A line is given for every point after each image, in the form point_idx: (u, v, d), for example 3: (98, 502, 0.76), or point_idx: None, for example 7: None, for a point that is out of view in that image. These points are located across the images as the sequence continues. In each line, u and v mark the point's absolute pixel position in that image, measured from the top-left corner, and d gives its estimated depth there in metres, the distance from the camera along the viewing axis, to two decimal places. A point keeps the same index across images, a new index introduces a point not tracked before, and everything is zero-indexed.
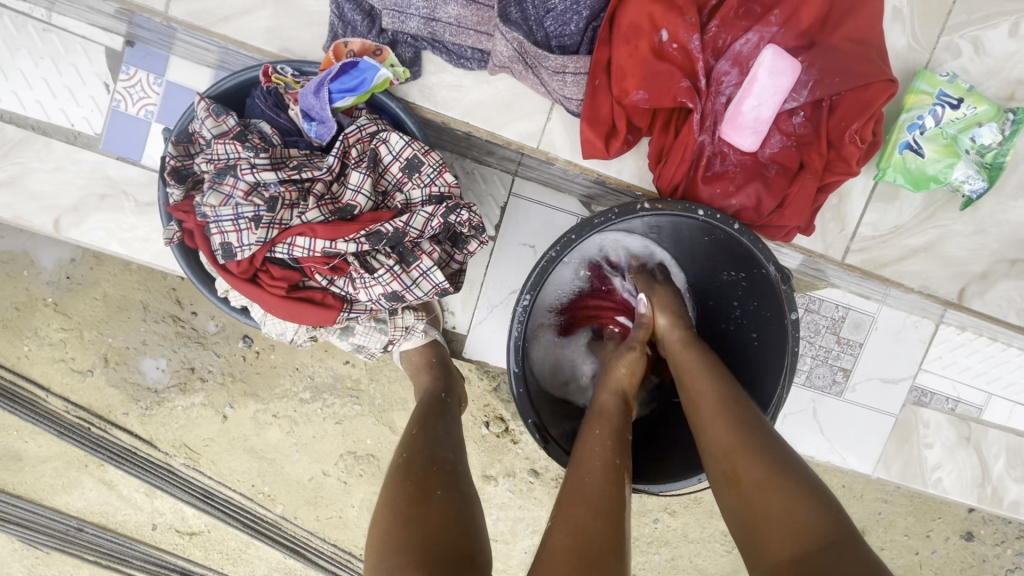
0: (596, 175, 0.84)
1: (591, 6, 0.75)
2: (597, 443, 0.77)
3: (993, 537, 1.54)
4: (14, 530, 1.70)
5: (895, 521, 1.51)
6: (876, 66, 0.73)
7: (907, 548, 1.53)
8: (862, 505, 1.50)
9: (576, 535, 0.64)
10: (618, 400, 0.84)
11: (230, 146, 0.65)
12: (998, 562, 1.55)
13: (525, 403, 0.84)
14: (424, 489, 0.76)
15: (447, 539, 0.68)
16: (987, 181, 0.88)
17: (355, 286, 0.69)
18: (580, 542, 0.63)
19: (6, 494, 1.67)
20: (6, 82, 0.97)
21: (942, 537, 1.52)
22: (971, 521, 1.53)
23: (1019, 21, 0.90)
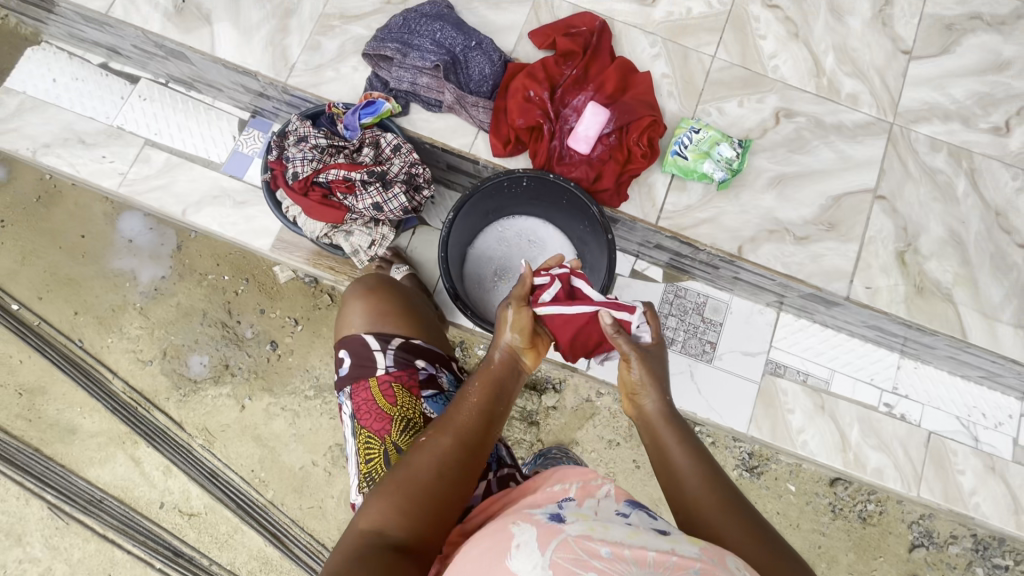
0: (502, 167, 1.36)
1: (495, 79, 1.34)
2: (473, 395, 0.87)
3: None
4: (49, 498, 2.02)
5: (836, 556, 1.74)
6: (648, 110, 1.31)
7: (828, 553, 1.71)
8: (803, 538, 1.75)
9: (436, 463, 0.79)
10: (506, 360, 0.94)
11: (306, 129, 1.24)
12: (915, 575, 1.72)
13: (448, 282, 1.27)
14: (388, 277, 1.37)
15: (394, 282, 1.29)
16: (728, 175, 1.33)
17: (357, 200, 1.22)
18: (434, 472, 0.78)
19: (53, 463, 2.03)
20: (179, 133, 1.67)
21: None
22: (913, 564, 1.73)
23: (779, 94, 1.43)
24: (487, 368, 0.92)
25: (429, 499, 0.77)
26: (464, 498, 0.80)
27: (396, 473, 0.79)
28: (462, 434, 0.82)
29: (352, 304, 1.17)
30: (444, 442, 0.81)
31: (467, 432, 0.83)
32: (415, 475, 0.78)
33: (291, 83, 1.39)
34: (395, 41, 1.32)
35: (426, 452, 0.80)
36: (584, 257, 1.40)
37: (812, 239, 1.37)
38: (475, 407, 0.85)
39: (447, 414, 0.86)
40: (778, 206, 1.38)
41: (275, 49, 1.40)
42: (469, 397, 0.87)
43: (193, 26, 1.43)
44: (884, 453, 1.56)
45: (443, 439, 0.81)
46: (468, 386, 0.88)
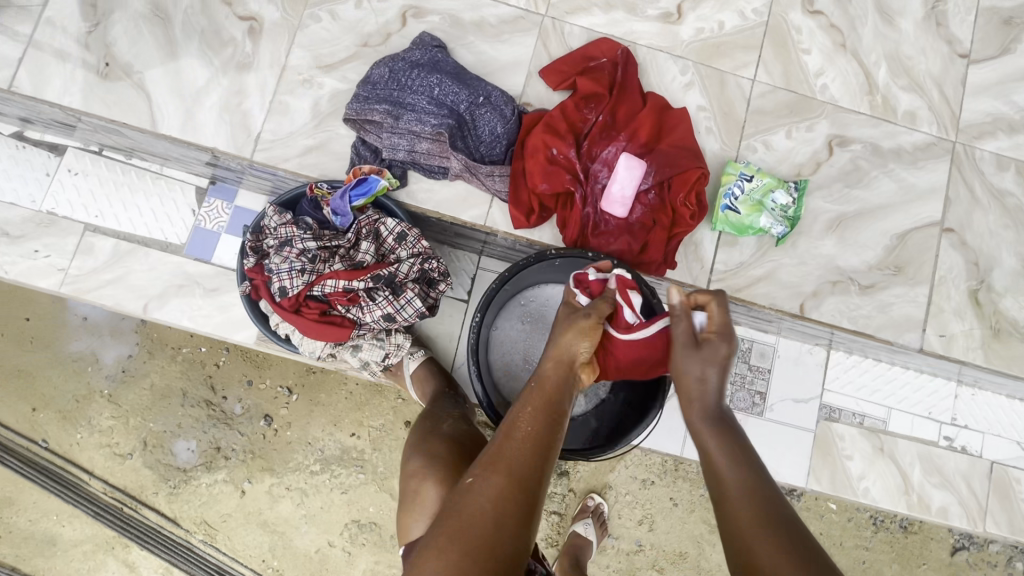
0: (526, 240, 1.15)
1: (508, 138, 1.12)
2: (524, 419, 0.85)
3: None
4: None
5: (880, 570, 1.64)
6: (692, 160, 1.11)
7: None
8: (846, 556, 1.64)
9: (490, 510, 0.74)
10: (559, 367, 0.93)
11: (289, 229, 1.01)
12: None
13: (482, 391, 1.11)
14: (442, 412, 1.15)
15: (463, 434, 1.10)
16: (787, 228, 1.15)
17: (363, 312, 1.01)
18: (495, 516, 0.74)
19: None
20: (126, 213, 1.39)
21: None
22: (955, 567, 1.66)
23: (828, 119, 1.25)
24: (538, 386, 0.90)
25: (487, 550, 0.71)
26: (523, 552, 0.73)
27: (447, 517, 0.74)
28: (515, 472, 0.78)
29: (429, 496, 0.97)
30: (494, 481, 0.76)
31: (515, 466, 0.78)
32: (473, 526, 0.73)
33: (258, 157, 1.13)
34: (384, 101, 1.09)
35: (478, 494, 0.75)
36: None
37: (879, 287, 1.22)
38: (525, 437, 0.82)
39: (496, 448, 0.81)
40: (840, 253, 1.22)
41: (232, 116, 1.15)
42: (519, 426, 0.84)
43: (122, 93, 1.14)
44: (946, 490, 1.48)
45: (496, 479, 0.77)
46: (517, 411, 0.86)
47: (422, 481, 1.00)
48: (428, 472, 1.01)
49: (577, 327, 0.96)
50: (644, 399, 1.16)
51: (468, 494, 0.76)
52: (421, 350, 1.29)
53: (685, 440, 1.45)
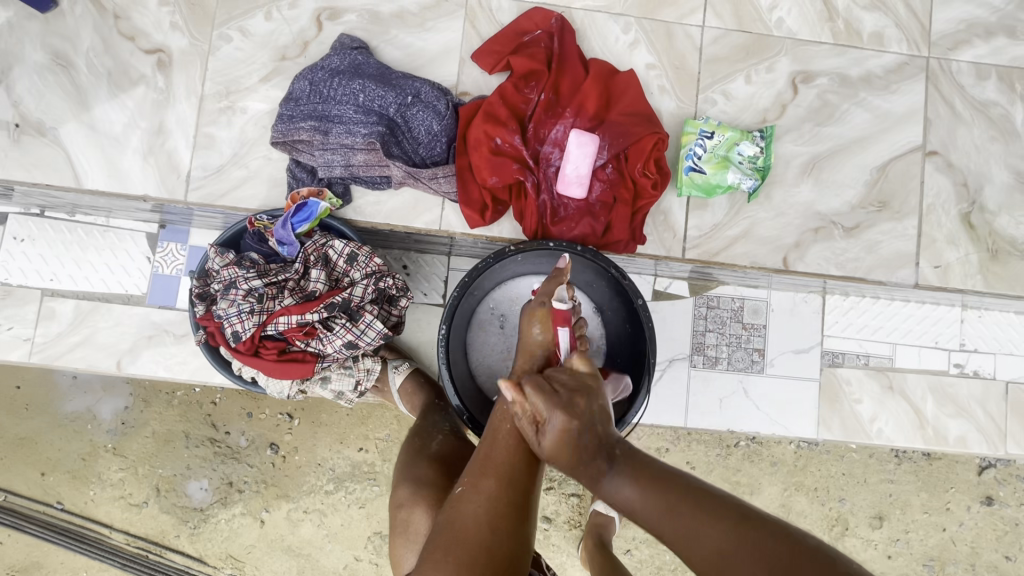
0: (484, 238, 1.09)
1: (448, 134, 1.05)
2: (508, 421, 0.87)
3: (1014, 497, 1.62)
4: None
5: (908, 501, 1.60)
6: (644, 126, 1.03)
7: (932, 526, 1.61)
8: (871, 491, 1.60)
9: (484, 515, 0.77)
10: (535, 360, 0.94)
11: (232, 270, 0.96)
12: None
13: (460, 402, 1.06)
14: (431, 429, 1.13)
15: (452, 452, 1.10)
16: (758, 180, 1.08)
17: (324, 343, 0.97)
18: (492, 519, 0.76)
19: None
20: (80, 271, 1.35)
21: (961, 508, 1.60)
22: (985, 486, 1.62)
23: (787, 55, 1.16)
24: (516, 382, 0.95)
25: (490, 553, 0.74)
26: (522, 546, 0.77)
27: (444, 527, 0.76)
28: (504, 473, 0.81)
29: (421, 524, 0.98)
30: (484, 487, 0.80)
31: (501, 471, 0.81)
32: (471, 532, 0.75)
33: (193, 198, 1.09)
34: (310, 118, 1.02)
35: (470, 502, 0.78)
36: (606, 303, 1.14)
37: (864, 226, 1.15)
38: (510, 443, 0.85)
39: (485, 452, 0.84)
40: (818, 197, 1.15)
41: (159, 158, 1.09)
42: (502, 433, 0.86)
43: (41, 153, 1.09)
44: (964, 419, 1.44)
45: (488, 483, 0.80)
46: (500, 414, 0.88)
47: (413, 509, 1.00)
48: (417, 499, 1.02)
49: (541, 317, 0.96)
50: (629, 380, 1.11)
51: (463, 503, 0.78)
52: (404, 361, 1.23)
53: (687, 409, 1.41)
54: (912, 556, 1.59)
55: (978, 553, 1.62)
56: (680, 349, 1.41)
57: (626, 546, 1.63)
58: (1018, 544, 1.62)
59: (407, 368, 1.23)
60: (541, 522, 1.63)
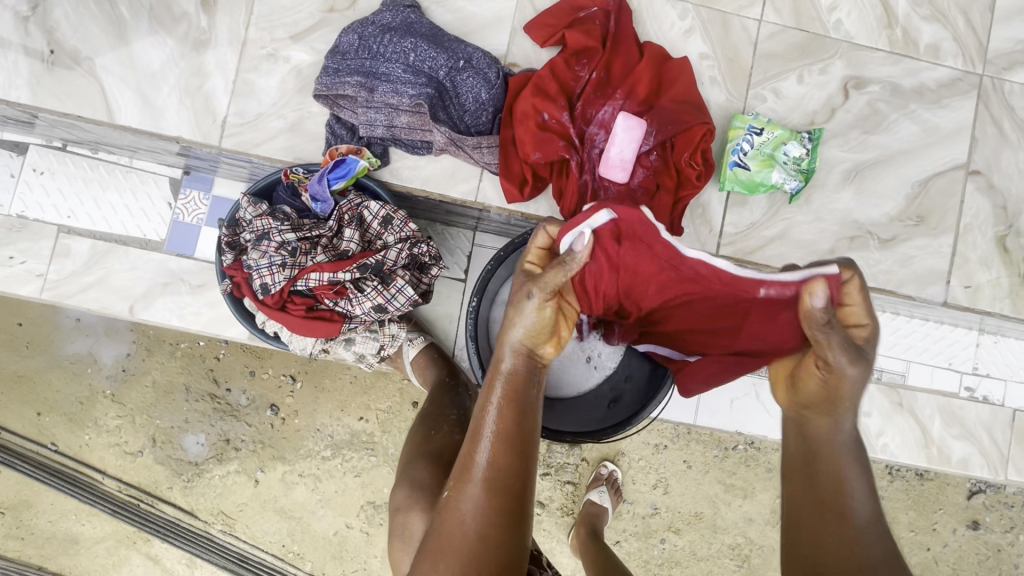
0: (520, 214, 1.07)
1: (495, 104, 1.03)
2: (492, 418, 0.70)
3: (1001, 523, 1.64)
4: None
5: (897, 517, 1.62)
6: (694, 115, 1.01)
7: (917, 544, 1.63)
8: None
9: (472, 525, 0.65)
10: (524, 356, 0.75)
11: (265, 221, 0.94)
12: (1012, 550, 1.65)
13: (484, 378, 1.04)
14: (439, 415, 1.10)
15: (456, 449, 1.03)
16: (802, 182, 1.07)
17: (352, 304, 0.95)
18: (483, 533, 0.65)
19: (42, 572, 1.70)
20: (99, 211, 1.32)
21: (947, 529, 1.62)
22: (974, 510, 1.64)
23: (842, 58, 1.14)
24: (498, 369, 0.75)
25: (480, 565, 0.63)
26: (521, 551, 0.66)
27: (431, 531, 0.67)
28: (491, 479, 0.67)
29: (416, 528, 0.90)
30: (472, 494, 0.67)
31: (486, 477, 0.67)
32: (457, 543, 0.65)
33: (226, 144, 1.06)
34: (356, 73, 0.99)
35: (456, 512, 0.66)
36: None
37: (900, 240, 1.14)
38: (495, 443, 0.69)
39: (464, 452, 0.70)
40: (857, 205, 1.14)
41: (195, 101, 1.06)
42: (487, 430, 0.69)
43: (74, 83, 1.06)
44: (967, 442, 1.44)
45: (472, 490, 0.67)
46: (483, 407, 0.72)
47: (408, 512, 0.92)
48: (413, 501, 0.94)
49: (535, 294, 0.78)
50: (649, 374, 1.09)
51: (448, 511, 0.67)
52: (419, 335, 1.23)
53: (698, 407, 1.41)
54: None
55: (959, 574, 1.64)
56: None
57: (616, 537, 1.64)
58: (1000, 569, 1.65)
59: (423, 340, 1.22)
60: (534, 507, 1.63)
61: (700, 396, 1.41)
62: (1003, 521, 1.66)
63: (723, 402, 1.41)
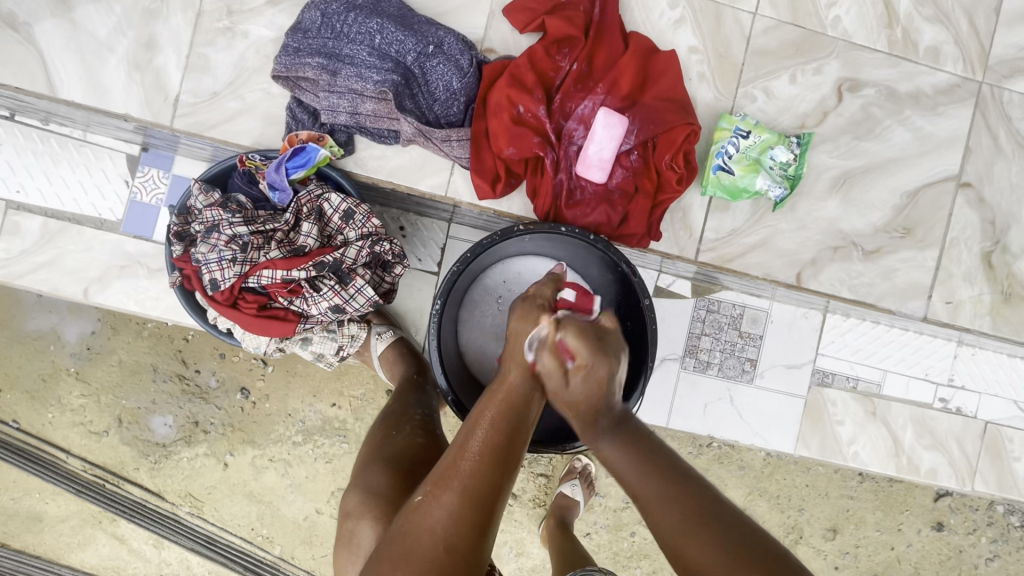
0: (492, 212, 1.02)
1: (467, 94, 0.96)
2: (485, 431, 0.74)
3: (964, 526, 1.66)
4: None
5: (864, 517, 1.63)
6: (677, 115, 0.96)
7: (882, 544, 1.64)
8: (830, 505, 1.63)
9: (441, 532, 0.66)
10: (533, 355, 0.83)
11: (215, 212, 0.88)
12: (974, 552, 1.67)
13: (446, 382, 0.99)
14: (402, 415, 1.03)
15: (415, 453, 0.95)
16: (787, 189, 1.02)
17: (308, 303, 0.90)
18: (449, 541, 0.65)
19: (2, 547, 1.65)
20: (51, 186, 1.24)
21: (912, 530, 1.64)
22: (938, 512, 1.65)
23: (838, 58, 1.09)
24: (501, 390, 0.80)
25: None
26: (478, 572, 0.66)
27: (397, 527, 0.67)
28: (469, 491, 0.69)
29: (364, 540, 0.84)
30: (447, 501, 0.68)
31: (463, 487, 0.69)
32: (419, 546, 0.64)
33: (179, 125, 0.99)
34: (318, 54, 0.92)
35: (427, 517, 0.67)
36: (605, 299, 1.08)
37: (884, 252, 1.11)
38: (478, 456, 0.71)
39: (449, 459, 0.72)
40: (843, 214, 1.10)
41: (146, 76, 0.98)
42: (476, 444, 0.72)
43: (12, 51, 0.97)
44: (939, 452, 1.44)
45: (446, 497, 0.68)
46: (476, 422, 0.75)
47: (358, 522, 0.86)
48: (366, 509, 0.88)
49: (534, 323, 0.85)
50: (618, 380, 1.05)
51: (419, 514, 0.67)
52: (390, 329, 1.18)
53: (670, 409, 1.39)
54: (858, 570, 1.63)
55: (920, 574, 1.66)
56: (672, 349, 1.39)
57: (585, 530, 1.63)
58: (961, 570, 1.67)
59: (391, 335, 1.17)
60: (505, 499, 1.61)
61: (675, 399, 1.39)
62: (966, 524, 1.68)
63: (697, 406, 1.39)
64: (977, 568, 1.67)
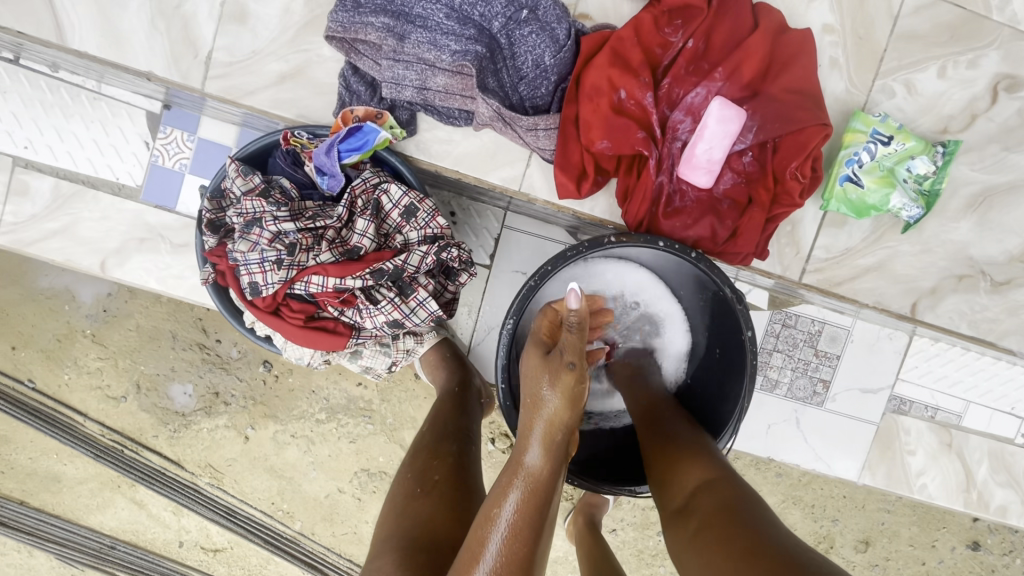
0: (572, 213, 0.88)
1: (559, 71, 0.79)
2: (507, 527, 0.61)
3: (1001, 546, 1.58)
4: (24, 539, 1.56)
5: (899, 531, 1.55)
6: (810, 113, 0.79)
7: (913, 559, 1.57)
8: (866, 517, 1.55)
9: None
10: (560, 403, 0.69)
11: (257, 203, 0.74)
12: (1007, 572, 1.58)
13: (509, 407, 0.87)
14: (442, 445, 0.88)
15: (439, 527, 0.74)
16: (925, 209, 0.86)
17: (362, 315, 0.78)
18: None
19: (14, 503, 1.55)
20: (62, 143, 1.10)
21: (947, 547, 1.56)
22: (977, 531, 1.57)
23: (1001, 49, 0.90)
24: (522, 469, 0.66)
25: None
26: None
27: None
28: None
29: None
30: None
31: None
32: None
33: (212, 89, 0.83)
34: (383, 12, 0.75)
35: None
36: (692, 319, 0.93)
37: (1015, 284, 0.96)
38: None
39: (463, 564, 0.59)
40: (976, 239, 0.94)
41: (173, 25, 0.82)
42: (495, 548, 0.59)
43: None
44: (1011, 488, 1.33)
45: None
46: (492, 515, 0.62)
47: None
48: None
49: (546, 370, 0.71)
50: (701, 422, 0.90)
51: None
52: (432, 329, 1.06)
53: None
54: None
55: None
56: None
57: (612, 525, 1.54)
58: None
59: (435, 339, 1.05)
60: None
61: None
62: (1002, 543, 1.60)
63: (758, 425, 1.28)
64: None
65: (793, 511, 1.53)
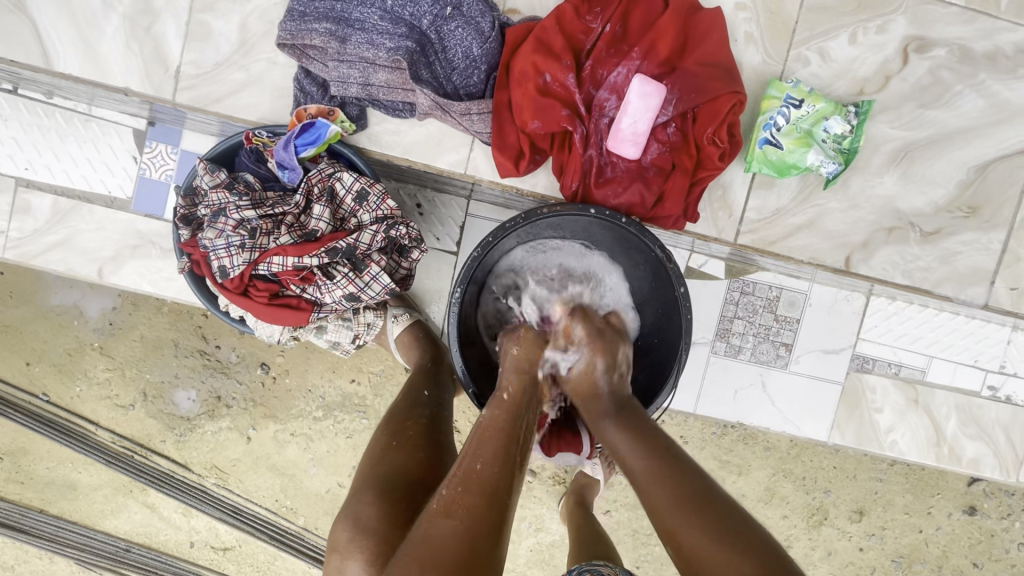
0: (515, 190, 0.95)
1: (488, 61, 0.88)
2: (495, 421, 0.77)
3: (998, 510, 1.46)
4: (44, 546, 1.54)
5: (892, 500, 1.45)
6: (722, 82, 0.86)
7: (909, 527, 1.46)
8: (858, 486, 1.45)
9: (465, 527, 0.63)
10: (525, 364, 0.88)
11: (221, 194, 0.83)
12: (1007, 536, 1.47)
13: (467, 373, 0.93)
14: (413, 410, 0.94)
15: (410, 472, 0.84)
16: (841, 165, 0.92)
17: (322, 291, 0.86)
18: (472, 527, 0.63)
19: (32, 510, 1.53)
20: (58, 163, 1.20)
21: (943, 513, 1.45)
22: (971, 495, 1.46)
23: (905, 13, 0.96)
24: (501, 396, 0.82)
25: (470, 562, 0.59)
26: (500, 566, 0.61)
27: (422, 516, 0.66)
28: (486, 486, 0.68)
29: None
30: (468, 498, 0.66)
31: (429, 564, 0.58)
32: (448, 531, 0.62)
33: (183, 99, 0.93)
34: (325, 19, 0.85)
35: (451, 513, 0.64)
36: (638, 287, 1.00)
37: (945, 233, 1.01)
38: (494, 457, 0.72)
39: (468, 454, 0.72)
40: (901, 192, 0.99)
41: (146, 45, 0.92)
42: (491, 444, 0.73)
43: (4, 21, 0.92)
44: (982, 441, 1.35)
45: (465, 493, 0.67)
46: (486, 422, 0.77)
47: (344, 560, 0.76)
48: (354, 546, 0.77)
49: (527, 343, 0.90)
50: (647, 381, 0.98)
51: (443, 514, 0.65)
52: (405, 311, 1.06)
53: (698, 396, 1.31)
54: (883, 552, 1.46)
55: (948, 559, 1.47)
56: (702, 333, 1.30)
57: (604, 507, 1.42)
58: (993, 556, 1.48)
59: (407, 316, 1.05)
60: None
61: (704, 384, 1.31)
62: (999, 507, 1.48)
63: (725, 392, 1.31)
64: (1010, 553, 1.48)
65: (783, 484, 1.44)
